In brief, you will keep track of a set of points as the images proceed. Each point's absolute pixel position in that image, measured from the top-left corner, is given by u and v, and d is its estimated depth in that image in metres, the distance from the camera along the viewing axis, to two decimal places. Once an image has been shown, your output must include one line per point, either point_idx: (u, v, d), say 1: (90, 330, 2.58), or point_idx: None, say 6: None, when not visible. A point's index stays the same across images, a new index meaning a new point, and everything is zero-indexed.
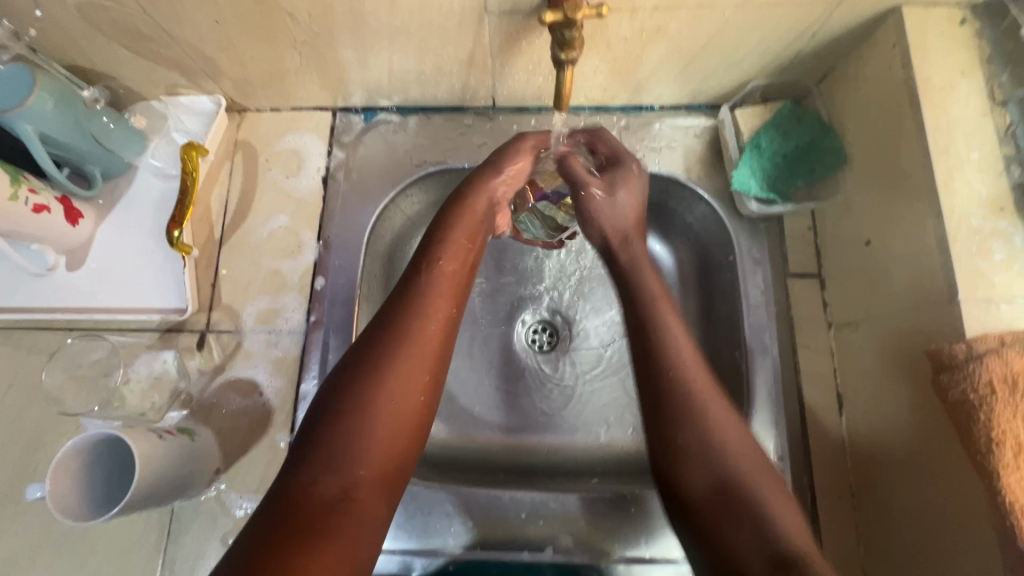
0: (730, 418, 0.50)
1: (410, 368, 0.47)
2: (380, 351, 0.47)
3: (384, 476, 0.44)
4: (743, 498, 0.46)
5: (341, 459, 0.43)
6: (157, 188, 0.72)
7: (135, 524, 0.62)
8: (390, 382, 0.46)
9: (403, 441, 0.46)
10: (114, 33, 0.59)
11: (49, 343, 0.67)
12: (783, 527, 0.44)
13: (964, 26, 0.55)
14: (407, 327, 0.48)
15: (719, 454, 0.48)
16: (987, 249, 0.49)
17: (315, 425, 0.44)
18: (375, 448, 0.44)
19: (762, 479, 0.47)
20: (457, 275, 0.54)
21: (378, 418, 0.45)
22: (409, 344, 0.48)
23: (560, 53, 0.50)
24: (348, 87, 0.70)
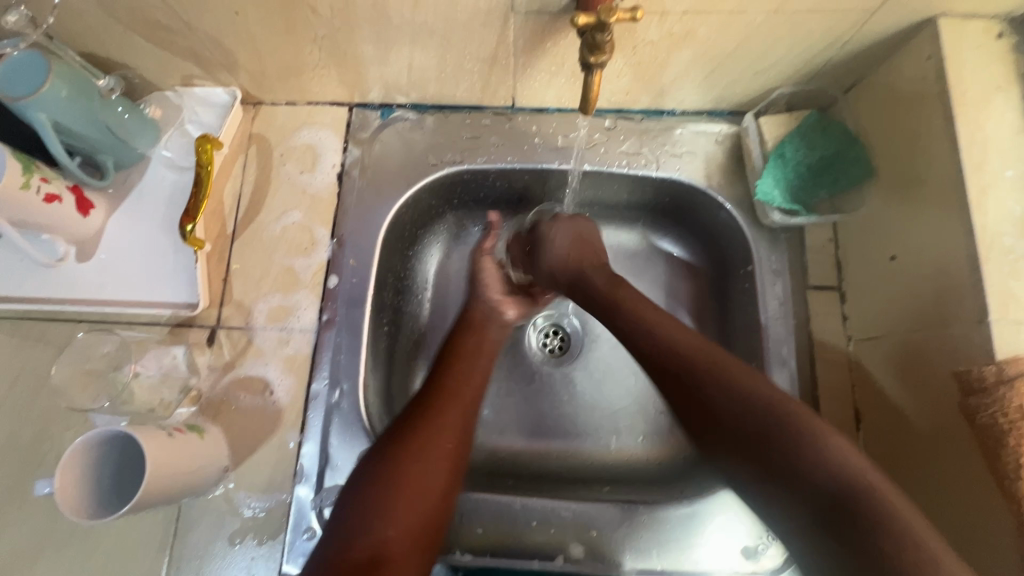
0: (762, 383, 0.51)
1: (433, 439, 0.54)
2: (413, 431, 0.54)
3: (410, 542, 0.49)
4: (780, 437, 0.48)
5: (371, 521, 0.48)
6: (170, 180, 0.71)
7: (141, 520, 0.61)
8: (416, 452, 0.52)
9: (430, 510, 0.51)
10: (132, 22, 0.58)
11: (58, 335, 0.66)
12: (838, 461, 0.45)
13: (1000, 39, 0.54)
14: (437, 412, 0.56)
15: (769, 406, 0.49)
16: (1020, 270, 0.48)
17: (350, 494, 0.50)
18: (404, 514, 0.49)
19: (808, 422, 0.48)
20: (474, 359, 0.63)
21: (403, 491, 0.50)
22: (435, 425, 0.55)
23: (589, 56, 0.49)
24: (366, 82, 0.69)
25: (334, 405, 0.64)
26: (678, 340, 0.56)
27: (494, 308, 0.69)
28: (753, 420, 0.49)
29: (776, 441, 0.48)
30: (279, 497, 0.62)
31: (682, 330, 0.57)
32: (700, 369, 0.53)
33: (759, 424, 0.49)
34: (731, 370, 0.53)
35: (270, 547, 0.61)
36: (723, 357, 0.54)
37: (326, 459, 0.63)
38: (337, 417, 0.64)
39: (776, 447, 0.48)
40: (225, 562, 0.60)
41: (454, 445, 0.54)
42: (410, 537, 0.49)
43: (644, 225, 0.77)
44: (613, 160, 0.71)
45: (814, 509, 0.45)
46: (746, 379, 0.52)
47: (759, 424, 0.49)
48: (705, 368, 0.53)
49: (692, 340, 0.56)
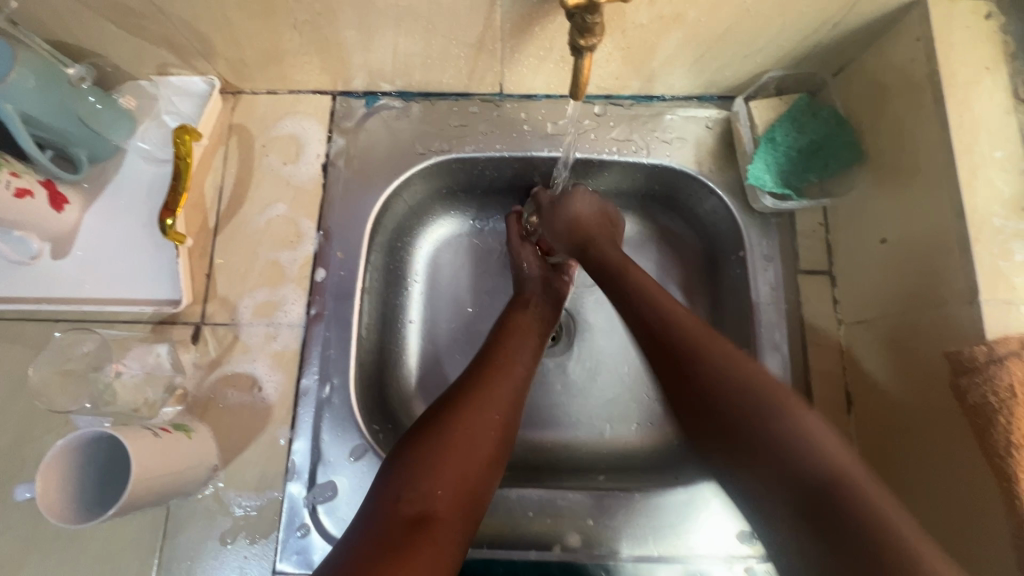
0: (758, 373, 0.49)
1: (485, 406, 0.55)
2: (465, 399, 0.55)
3: (459, 500, 0.49)
4: (759, 427, 0.47)
5: (425, 479, 0.49)
6: (148, 174, 0.68)
7: (129, 523, 0.60)
8: (469, 416, 0.53)
9: (481, 471, 0.52)
10: (101, 7, 0.55)
11: (34, 335, 0.64)
12: (823, 450, 0.44)
13: (989, 20, 0.54)
14: (489, 382, 0.57)
15: (746, 407, 0.48)
16: (1009, 250, 0.48)
17: (400, 457, 0.51)
18: (456, 473, 0.50)
19: (791, 407, 0.47)
20: (525, 336, 0.63)
21: (453, 454, 0.51)
22: (486, 394, 0.56)
23: (578, 39, 0.48)
24: (350, 69, 0.67)
25: (325, 401, 0.63)
26: (679, 317, 0.55)
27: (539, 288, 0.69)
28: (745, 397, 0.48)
29: (740, 418, 0.48)
30: (271, 495, 0.61)
31: (684, 312, 0.56)
32: (682, 351, 0.52)
33: (733, 401, 0.48)
34: (700, 341, 0.53)
35: (263, 546, 0.60)
36: (719, 350, 0.52)
37: (318, 456, 0.62)
38: (328, 413, 0.63)
39: (745, 428, 0.47)
40: (217, 562, 0.59)
41: (503, 413, 0.55)
42: (459, 499, 0.49)
43: (635, 212, 0.77)
44: (603, 147, 0.70)
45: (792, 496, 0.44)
46: (736, 369, 0.50)
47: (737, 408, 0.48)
48: (698, 346, 0.52)
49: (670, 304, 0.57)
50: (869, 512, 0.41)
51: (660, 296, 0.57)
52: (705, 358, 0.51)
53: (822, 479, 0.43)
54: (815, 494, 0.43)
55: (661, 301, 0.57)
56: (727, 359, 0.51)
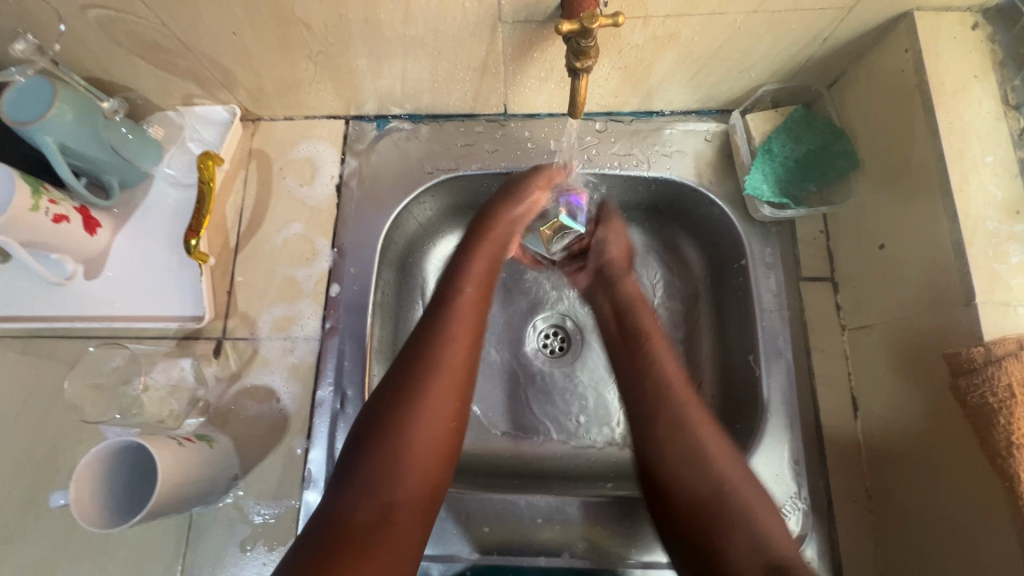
0: (731, 459, 0.53)
1: (434, 395, 0.52)
2: (418, 377, 0.52)
3: (418, 500, 0.50)
4: (728, 501, 0.51)
5: (377, 487, 0.48)
6: (173, 197, 0.72)
7: (155, 530, 0.63)
8: (418, 411, 0.51)
9: (436, 464, 0.51)
10: (133, 45, 0.60)
11: (68, 351, 0.67)
12: (774, 536, 0.49)
13: (975, 31, 0.55)
14: (438, 356, 0.53)
15: (727, 487, 0.51)
16: (1003, 252, 0.49)
17: (354, 450, 0.50)
18: (409, 474, 0.49)
19: (749, 489, 0.52)
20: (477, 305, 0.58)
21: (409, 438, 0.50)
22: (438, 370, 0.53)
23: (575, 61, 0.51)
24: (362, 95, 0.71)
25: (339, 412, 0.65)
26: (672, 378, 0.58)
27: (502, 225, 0.64)
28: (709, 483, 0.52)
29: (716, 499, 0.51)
30: (288, 503, 0.63)
31: (682, 380, 0.58)
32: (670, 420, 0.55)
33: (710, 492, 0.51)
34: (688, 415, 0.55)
35: (281, 553, 0.62)
36: (704, 426, 0.54)
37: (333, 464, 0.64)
38: (342, 423, 0.65)
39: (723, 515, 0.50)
40: (238, 569, 0.61)
41: (457, 403, 0.53)
42: (422, 485, 0.50)
43: (639, 224, 0.78)
44: (605, 162, 0.72)
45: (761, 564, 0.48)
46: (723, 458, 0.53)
47: (711, 486, 0.51)
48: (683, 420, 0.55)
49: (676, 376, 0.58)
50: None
51: (663, 359, 0.60)
52: (679, 431, 0.54)
53: (779, 559, 0.48)
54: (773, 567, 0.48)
55: (662, 362, 0.59)
56: (707, 432, 0.54)
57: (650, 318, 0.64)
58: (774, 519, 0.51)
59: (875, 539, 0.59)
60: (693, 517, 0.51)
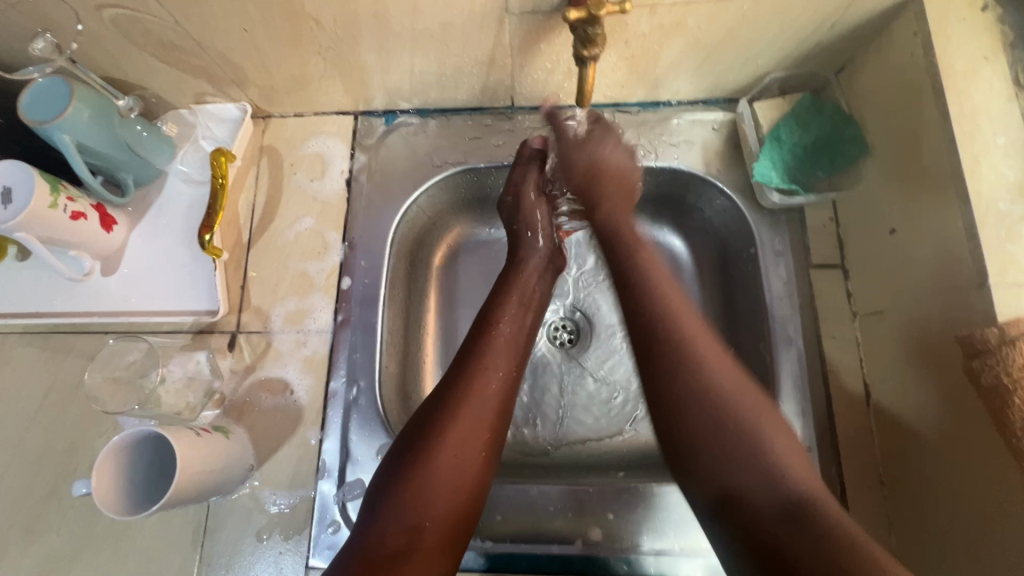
0: (743, 382, 0.50)
1: (470, 422, 0.51)
2: (449, 411, 0.51)
3: (447, 528, 0.47)
4: (738, 432, 0.48)
5: (405, 511, 0.46)
6: (187, 194, 0.73)
7: (174, 520, 0.64)
8: (451, 436, 0.50)
9: (467, 492, 0.49)
10: (147, 44, 0.61)
11: (87, 346, 0.69)
12: (792, 469, 0.46)
13: (985, 12, 0.55)
14: (469, 389, 0.52)
15: (737, 419, 0.48)
16: (1016, 234, 0.49)
17: (385, 481, 0.48)
18: (440, 499, 0.47)
19: (766, 421, 0.48)
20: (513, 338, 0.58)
21: (439, 472, 0.48)
22: (469, 404, 0.51)
23: (581, 50, 0.52)
24: (370, 91, 0.71)
25: (352, 403, 0.66)
26: (675, 307, 0.55)
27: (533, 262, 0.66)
28: (710, 412, 0.49)
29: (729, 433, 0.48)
30: (304, 493, 0.64)
31: (687, 312, 0.55)
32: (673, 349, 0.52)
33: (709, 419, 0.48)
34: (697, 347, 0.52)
35: (296, 542, 0.63)
36: (711, 349, 0.52)
37: (347, 454, 0.64)
38: (355, 414, 0.66)
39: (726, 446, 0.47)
40: (255, 558, 0.62)
41: (491, 432, 0.52)
42: (451, 516, 0.48)
43: (647, 216, 0.79)
44: None
45: (777, 504, 0.44)
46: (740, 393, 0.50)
47: (718, 416, 0.48)
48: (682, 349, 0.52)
49: (680, 310, 0.55)
50: (839, 530, 0.42)
51: (664, 288, 0.57)
52: (684, 358, 0.51)
53: (797, 494, 0.45)
54: (793, 508, 0.44)
55: (665, 293, 0.56)
56: (713, 361, 0.51)
57: (644, 254, 0.61)
58: (791, 452, 0.47)
59: (889, 526, 0.59)
60: (708, 449, 0.48)
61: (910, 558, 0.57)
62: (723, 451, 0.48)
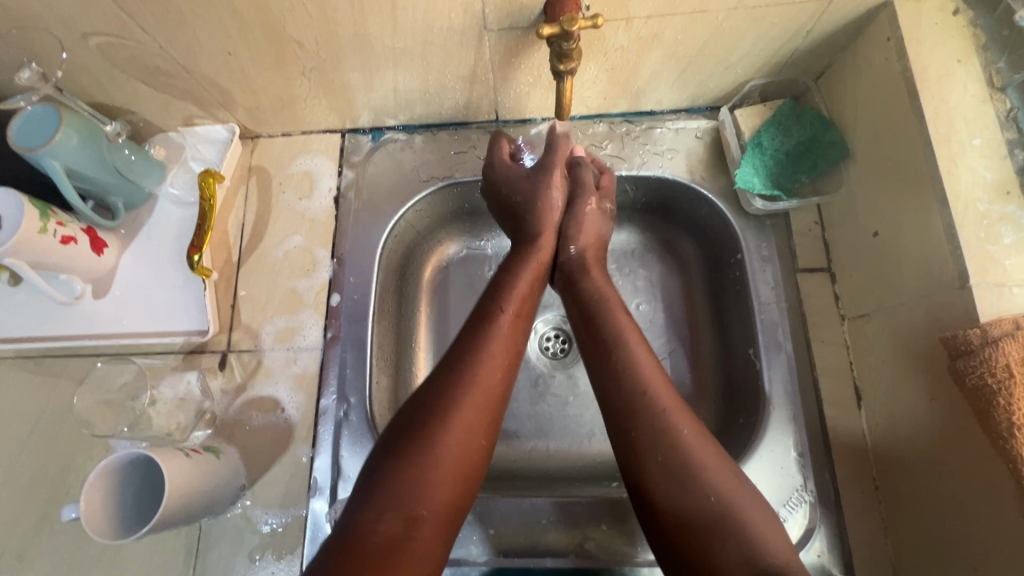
0: (721, 458, 0.50)
1: (472, 405, 0.51)
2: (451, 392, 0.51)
3: (442, 517, 0.47)
4: (724, 514, 0.47)
5: (402, 497, 0.46)
6: (176, 215, 0.74)
7: (166, 542, 0.64)
8: (454, 420, 0.50)
9: (462, 478, 0.49)
10: (133, 69, 0.62)
11: (78, 369, 0.69)
12: (767, 549, 0.46)
13: (957, 16, 0.56)
14: (473, 369, 0.53)
15: (719, 498, 0.48)
16: (996, 233, 0.49)
17: (381, 464, 0.48)
18: (437, 486, 0.47)
19: (742, 498, 0.48)
20: (515, 324, 0.58)
21: (440, 454, 0.48)
22: (474, 383, 0.52)
23: (559, 64, 0.54)
24: (356, 109, 0.72)
25: (343, 419, 0.66)
26: (651, 379, 0.54)
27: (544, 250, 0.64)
28: (692, 497, 0.48)
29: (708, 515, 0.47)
30: (296, 512, 0.64)
31: (661, 384, 0.54)
32: (660, 427, 0.51)
33: (690, 506, 0.48)
34: (676, 425, 0.51)
35: (289, 562, 0.62)
36: (689, 425, 0.51)
37: (338, 471, 0.64)
38: (346, 430, 0.66)
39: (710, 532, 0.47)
40: None
41: (490, 420, 0.52)
42: (445, 508, 0.47)
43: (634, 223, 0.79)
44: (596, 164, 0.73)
45: None
46: (717, 477, 0.49)
47: (701, 497, 0.48)
48: (651, 422, 0.52)
49: (659, 386, 0.54)
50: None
51: (646, 367, 0.56)
52: (663, 433, 0.51)
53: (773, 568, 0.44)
54: None
55: (640, 361, 0.56)
56: (691, 436, 0.51)
57: (628, 323, 0.60)
58: (768, 528, 0.47)
59: (885, 530, 0.59)
60: (681, 530, 0.48)
61: (906, 562, 0.56)
62: (709, 531, 0.47)
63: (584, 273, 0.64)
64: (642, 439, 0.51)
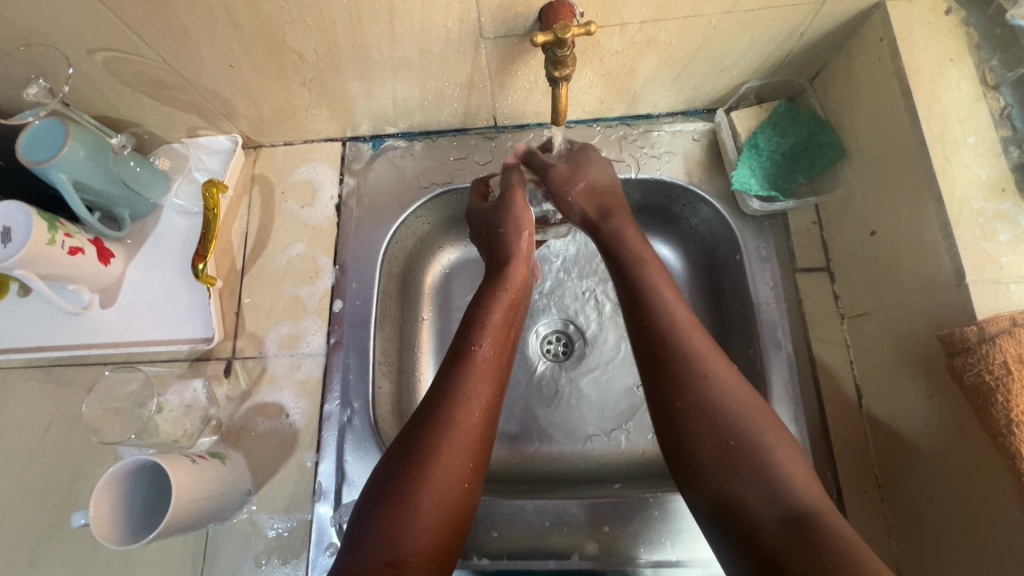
0: (749, 399, 0.50)
1: (452, 450, 0.51)
2: (435, 434, 0.51)
3: (430, 558, 0.47)
4: (743, 452, 0.47)
5: (387, 539, 0.46)
6: (182, 226, 0.75)
7: (174, 548, 0.64)
8: (433, 466, 0.49)
9: (447, 520, 0.49)
10: (138, 83, 0.63)
11: (86, 378, 0.70)
12: (793, 485, 0.46)
13: (950, 15, 0.56)
14: (450, 416, 0.52)
15: (739, 440, 0.48)
16: (991, 231, 0.49)
17: (370, 509, 0.48)
18: (421, 530, 0.47)
19: (768, 436, 0.48)
20: (495, 363, 0.57)
21: (422, 501, 0.48)
22: (451, 430, 0.51)
23: (553, 71, 0.55)
24: (356, 117, 0.73)
25: (346, 424, 0.67)
26: (683, 324, 0.54)
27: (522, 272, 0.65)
28: (718, 433, 0.49)
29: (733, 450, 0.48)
30: (301, 516, 0.64)
31: (695, 328, 0.54)
32: (689, 362, 0.52)
33: (717, 438, 0.48)
34: (705, 360, 0.52)
35: (295, 566, 0.63)
36: (715, 365, 0.52)
37: (343, 476, 0.65)
38: (350, 435, 0.66)
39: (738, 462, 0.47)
40: None
41: (473, 461, 0.52)
42: (431, 551, 0.47)
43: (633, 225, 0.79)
44: None
45: (777, 516, 0.44)
46: (743, 407, 0.49)
47: (722, 436, 0.48)
48: (686, 352, 0.52)
49: (689, 325, 0.54)
50: (838, 539, 0.42)
51: (674, 305, 0.56)
52: (687, 376, 0.51)
53: (798, 509, 0.44)
54: (794, 518, 0.44)
55: (670, 305, 0.56)
56: (719, 375, 0.51)
57: (655, 269, 0.59)
58: (792, 466, 0.47)
59: (888, 529, 0.59)
60: (710, 469, 0.48)
61: (909, 561, 0.56)
62: (733, 471, 0.47)
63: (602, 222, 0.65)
64: (676, 372, 0.52)
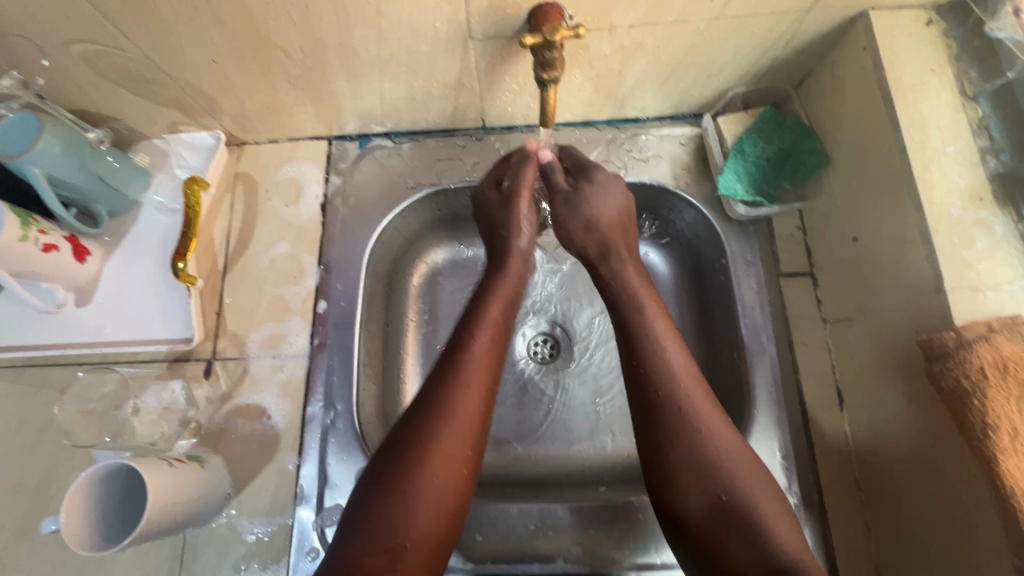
0: (736, 452, 0.50)
1: (453, 434, 0.50)
2: (432, 416, 0.50)
3: (431, 543, 0.47)
4: (734, 512, 0.48)
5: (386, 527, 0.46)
6: (162, 223, 0.74)
7: (150, 552, 0.63)
8: (432, 450, 0.49)
9: (447, 503, 0.49)
10: (118, 77, 0.62)
11: (60, 379, 0.68)
12: (779, 543, 0.46)
13: (931, 27, 0.57)
14: (448, 400, 0.51)
15: (732, 493, 0.48)
16: (969, 238, 0.50)
17: (367, 492, 0.48)
18: (419, 516, 0.47)
19: (757, 491, 0.49)
20: (493, 346, 0.56)
21: (422, 483, 0.48)
22: (450, 418, 0.50)
23: (542, 73, 0.55)
24: (343, 116, 0.72)
25: (330, 426, 0.66)
26: (679, 368, 0.53)
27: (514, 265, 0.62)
28: (709, 483, 0.49)
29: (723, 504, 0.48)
30: (282, 521, 0.63)
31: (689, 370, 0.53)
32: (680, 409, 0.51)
33: (700, 479, 0.49)
34: (693, 409, 0.51)
35: (274, 571, 0.62)
36: (708, 418, 0.51)
37: (325, 479, 0.64)
38: (333, 437, 0.65)
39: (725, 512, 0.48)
40: None
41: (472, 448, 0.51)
42: (431, 536, 0.47)
43: None
44: None
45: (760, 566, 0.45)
46: (740, 466, 0.49)
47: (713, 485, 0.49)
48: (671, 389, 0.52)
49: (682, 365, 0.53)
50: None
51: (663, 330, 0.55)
52: (679, 424, 0.51)
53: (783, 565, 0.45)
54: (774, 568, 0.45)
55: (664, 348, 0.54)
56: (712, 429, 0.50)
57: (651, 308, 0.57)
58: (782, 524, 0.47)
59: (867, 530, 0.59)
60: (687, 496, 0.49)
61: (888, 562, 0.57)
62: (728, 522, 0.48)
63: (608, 256, 0.61)
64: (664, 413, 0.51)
